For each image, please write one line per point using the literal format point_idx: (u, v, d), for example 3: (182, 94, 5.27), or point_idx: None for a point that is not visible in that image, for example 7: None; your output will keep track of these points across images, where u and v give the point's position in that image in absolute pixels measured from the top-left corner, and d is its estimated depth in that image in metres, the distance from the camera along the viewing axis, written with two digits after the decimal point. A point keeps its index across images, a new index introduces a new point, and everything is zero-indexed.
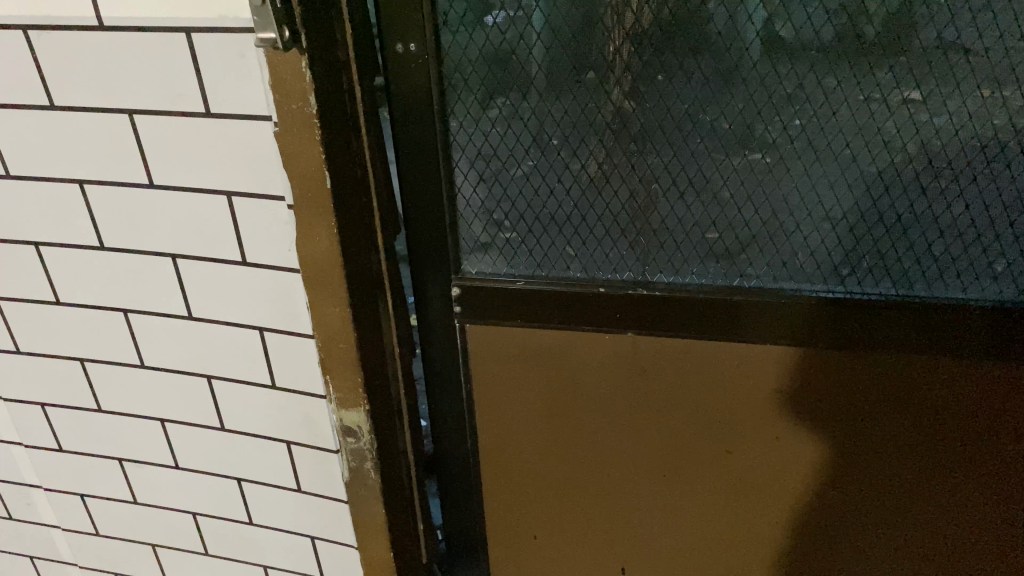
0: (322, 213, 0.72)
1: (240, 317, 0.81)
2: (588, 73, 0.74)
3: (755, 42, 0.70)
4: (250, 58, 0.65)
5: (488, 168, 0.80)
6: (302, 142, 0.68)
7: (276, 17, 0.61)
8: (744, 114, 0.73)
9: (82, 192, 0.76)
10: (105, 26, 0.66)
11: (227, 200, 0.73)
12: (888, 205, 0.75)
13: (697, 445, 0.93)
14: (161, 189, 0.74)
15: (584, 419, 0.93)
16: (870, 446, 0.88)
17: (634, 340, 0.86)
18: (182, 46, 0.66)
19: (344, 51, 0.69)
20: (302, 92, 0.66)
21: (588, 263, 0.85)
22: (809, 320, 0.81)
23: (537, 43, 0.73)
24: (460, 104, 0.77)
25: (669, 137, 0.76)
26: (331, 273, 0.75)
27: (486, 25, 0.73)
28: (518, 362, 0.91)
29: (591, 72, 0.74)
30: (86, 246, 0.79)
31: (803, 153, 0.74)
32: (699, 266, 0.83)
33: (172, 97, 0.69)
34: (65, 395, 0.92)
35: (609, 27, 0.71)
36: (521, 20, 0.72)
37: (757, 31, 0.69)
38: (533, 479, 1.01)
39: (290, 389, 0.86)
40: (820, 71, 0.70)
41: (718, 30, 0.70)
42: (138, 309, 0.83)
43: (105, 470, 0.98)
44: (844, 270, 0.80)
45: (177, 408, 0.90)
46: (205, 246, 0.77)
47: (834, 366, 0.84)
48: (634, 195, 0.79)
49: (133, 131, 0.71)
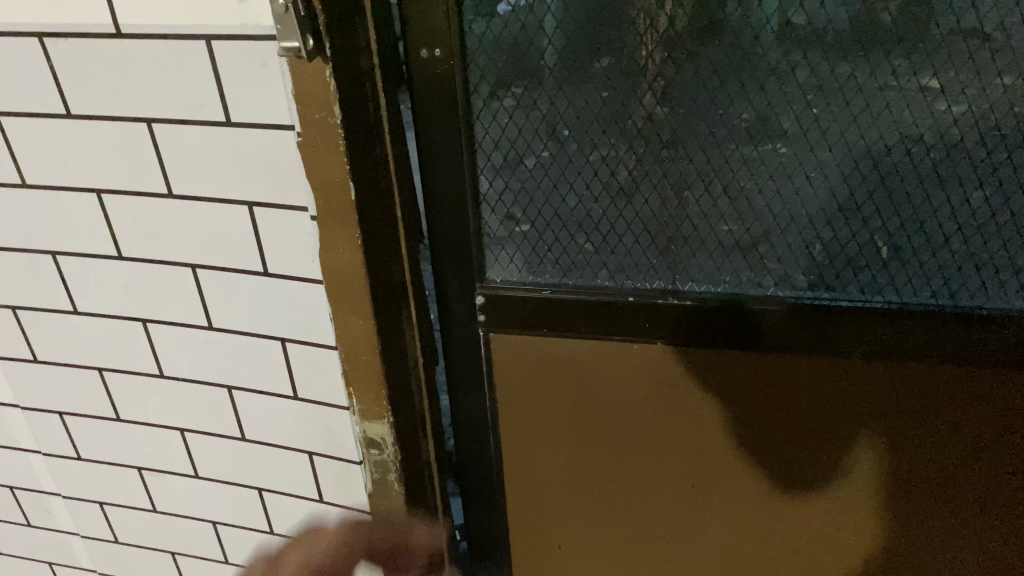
0: (344, 224, 0.70)
1: (262, 327, 0.79)
2: (607, 63, 0.71)
3: (777, 38, 0.67)
4: (272, 66, 0.63)
5: (515, 176, 0.78)
6: (324, 151, 0.66)
7: (299, 24, 0.59)
8: (781, 121, 0.72)
9: (100, 202, 0.74)
10: (123, 34, 0.65)
11: (248, 211, 0.72)
12: (929, 213, 0.74)
13: (728, 454, 0.91)
14: (181, 200, 0.73)
15: (610, 429, 0.91)
16: (903, 455, 0.86)
17: (663, 350, 0.84)
18: (202, 54, 0.64)
19: (368, 59, 0.65)
20: (324, 102, 0.64)
21: (616, 271, 0.82)
22: (846, 329, 0.78)
23: (555, 43, 0.70)
24: (485, 109, 0.75)
25: (702, 144, 0.74)
26: (354, 283, 0.73)
27: (497, 14, 0.70)
28: (541, 373, 0.89)
29: (609, 60, 0.71)
30: (105, 256, 0.78)
31: (841, 159, 0.73)
32: (732, 274, 0.80)
33: (192, 105, 0.67)
34: (83, 405, 0.91)
35: (641, 30, 0.69)
36: (534, 16, 0.69)
37: (772, 21, 0.67)
38: (556, 489, 0.99)
39: (314, 399, 0.84)
40: (861, 76, 0.68)
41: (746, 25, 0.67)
42: (158, 319, 0.81)
43: (124, 478, 0.97)
44: (883, 279, 0.77)
45: (197, 418, 0.89)
46: (226, 256, 0.75)
47: (870, 375, 0.81)
48: (665, 202, 0.78)
49: (151, 140, 0.70)
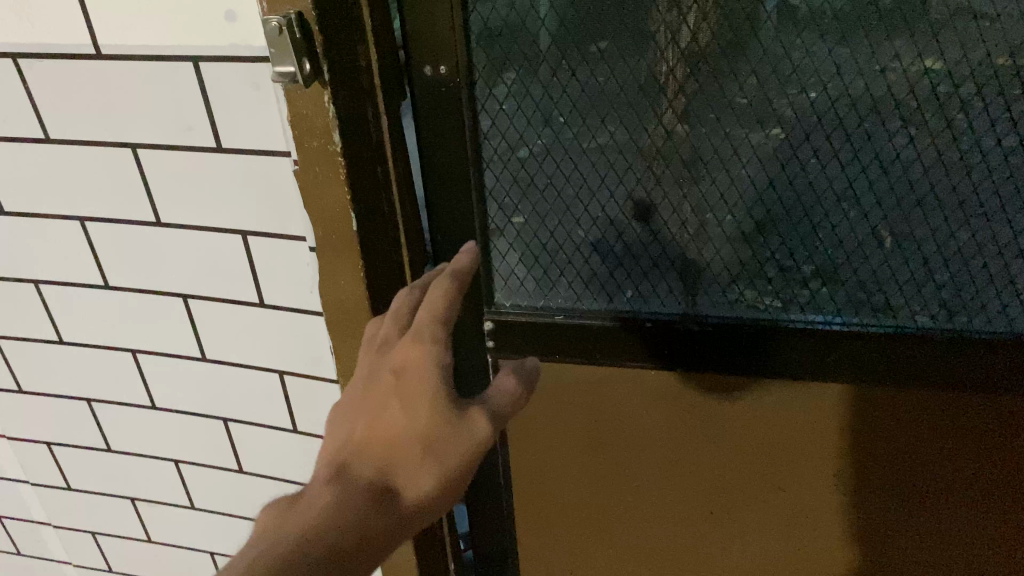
0: (347, 256, 0.65)
1: (259, 359, 0.75)
2: (607, 47, 0.65)
3: (806, 43, 0.63)
4: (266, 88, 0.59)
5: (526, 197, 0.74)
6: (324, 180, 0.61)
7: (294, 47, 0.54)
8: (811, 140, 0.68)
9: (83, 229, 0.70)
10: (102, 55, 0.60)
11: (242, 240, 0.67)
12: (966, 235, 0.70)
13: (748, 479, 0.88)
14: (170, 228, 0.68)
15: (623, 450, 0.89)
16: (931, 484, 0.82)
17: (681, 377, 0.80)
18: (189, 76, 0.59)
19: (368, 78, 0.61)
20: (324, 128, 0.59)
21: (633, 295, 0.78)
22: (876, 356, 0.74)
23: (569, 53, 0.66)
24: (494, 126, 0.70)
25: (726, 163, 0.71)
26: (358, 316, 0.69)
27: None
28: (553, 398, 0.86)
29: (609, 43, 0.65)
30: (90, 285, 0.73)
31: (874, 180, 0.70)
32: (755, 300, 0.76)
33: (180, 130, 0.62)
34: (71, 436, 0.87)
35: (662, 45, 0.64)
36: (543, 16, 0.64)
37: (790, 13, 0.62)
38: (568, 512, 0.97)
39: (315, 432, 0.80)
40: (898, 91, 0.64)
41: (773, 29, 0.63)
42: (149, 350, 0.77)
43: (116, 508, 0.93)
44: (917, 304, 0.73)
45: (192, 449, 0.85)
46: (219, 286, 0.71)
47: (896, 404, 0.78)
48: (685, 224, 0.75)
49: (137, 166, 0.65)
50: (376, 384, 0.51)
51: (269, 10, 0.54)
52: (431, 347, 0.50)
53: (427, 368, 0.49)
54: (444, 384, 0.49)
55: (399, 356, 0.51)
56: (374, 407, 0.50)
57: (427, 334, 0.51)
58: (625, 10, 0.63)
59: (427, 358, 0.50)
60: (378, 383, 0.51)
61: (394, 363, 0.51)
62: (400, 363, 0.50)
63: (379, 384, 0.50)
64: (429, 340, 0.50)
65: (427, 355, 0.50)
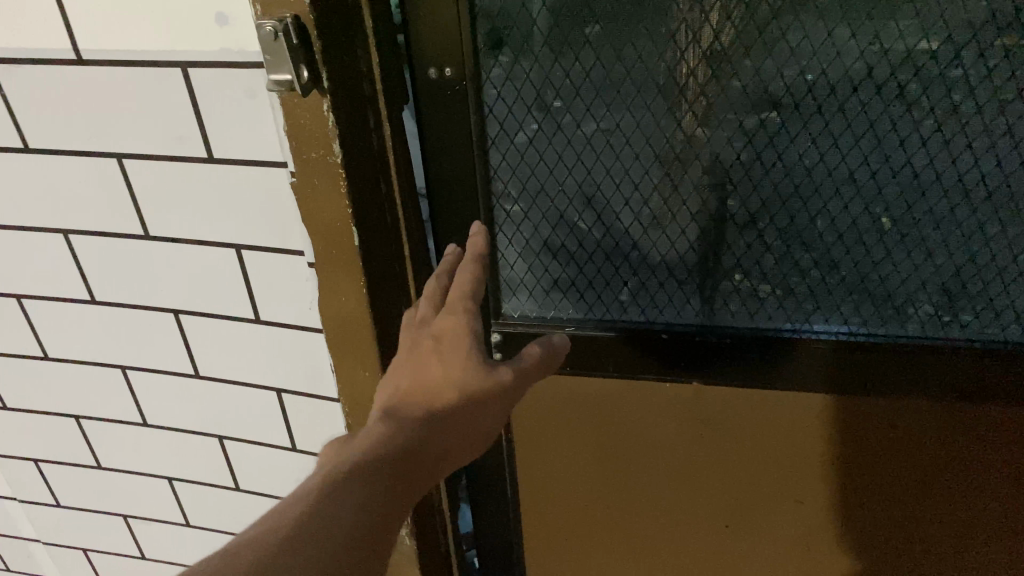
0: (348, 272, 0.61)
1: (255, 376, 0.71)
2: (595, 31, 0.61)
3: (835, 42, 0.59)
4: (260, 96, 0.55)
5: (535, 205, 0.71)
6: (324, 194, 0.57)
7: (290, 51, 0.50)
8: (839, 146, 0.64)
9: (67, 243, 0.66)
10: (83, 61, 0.55)
11: (236, 254, 0.63)
12: (1003, 245, 0.65)
13: (765, 493, 0.85)
14: (159, 242, 0.64)
15: (632, 454, 0.86)
16: (952, 498, 0.80)
17: (698, 389, 0.78)
18: (178, 82, 0.55)
19: (371, 85, 0.58)
20: (323, 139, 0.55)
21: (648, 306, 0.76)
22: (903, 368, 0.72)
23: (583, 52, 0.62)
24: (502, 134, 0.67)
25: (748, 169, 0.66)
26: (359, 334, 0.65)
27: None
28: (565, 410, 0.83)
29: (598, 27, 0.61)
30: (76, 300, 0.69)
31: (906, 187, 0.65)
32: (779, 312, 0.73)
33: (169, 139, 0.58)
34: (59, 453, 0.83)
35: (682, 44, 0.60)
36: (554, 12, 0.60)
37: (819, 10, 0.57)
38: (578, 524, 0.94)
39: (315, 449, 0.77)
40: (933, 94, 0.60)
41: (801, 25, 0.58)
42: (139, 366, 0.73)
43: (108, 526, 0.90)
44: (946, 316, 0.70)
45: (186, 467, 0.81)
46: (213, 301, 0.67)
47: (918, 416, 0.75)
48: (703, 233, 0.70)
49: (123, 176, 0.61)
50: (415, 349, 0.51)
51: (262, 14, 0.50)
52: (464, 310, 0.51)
53: (460, 331, 0.50)
54: (477, 343, 0.50)
55: (435, 322, 0.52)
56: (416, 368, 0.50)
57: (459, 300, 0.52)
58: (640, 6, 0.59)
59: (461, 320, 0.51)
60: (416, 349, 0.52)
61: (431, 330, 0.52)
62: (436, 328, 0.51)
63: (417, 347, 0.52)
64: (461, 306, 0.52)
65: (462, 324, 0.50)
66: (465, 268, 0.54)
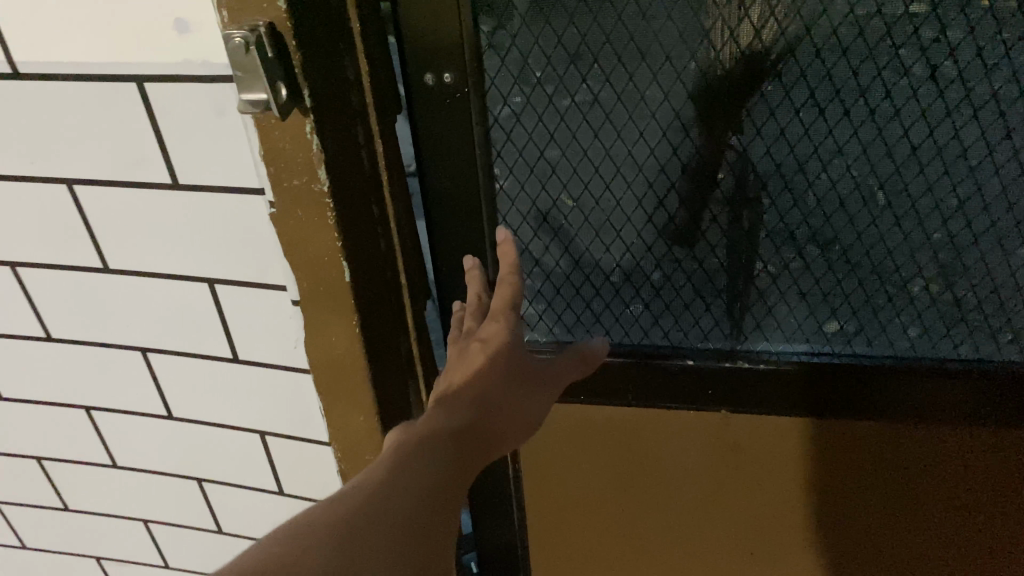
0: (338, 311, 0.54)
1: (236, 416, 0.64)
2: (613, 20, 0.55)
3: (890, 40, 0.53)
4: (232, 114, 0.47)
5: (550, 226, 0.66)
6: (308, 226, 0.50)
7: (263, 67, 0.42)
8: (893, 155, 0.59)
9: (15, 277, 0.57)
10: (20, 74, 0.47)
11: (210, 289, 0.55)
12: None
13: (793, 523, 0.80)
14: (120, 276, 0.56)
15: (657, 461, 0.79)
16: (995, 526, 0.75)
17: (724, 417, 0.74)
18: (132, 99, 0.47)
19: (360, 97, 0.50)
20: (306, 165, 0.47)
21: (670, 329, 0.71)
22: (952, 394, 0.67)
23: (605, 50, 0.56)
24: (510, 144, 0.61)
25: (789, 182, 0.61)
26: (352, 378, 0.57)
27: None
28: (579, 439, 0.79)
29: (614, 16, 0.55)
30: (29, 338, 0.61)
31: (966, 199, 0.59)
32: (816, 334, 0.69)
33: (125, 164, 0.50)
34: (20, 496, 0.75)
35: (716, 40, 0.55)
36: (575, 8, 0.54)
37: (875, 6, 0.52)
38: (590, 558, 0.89)
39: (305, 493, 0.70)
40: (1006, 96, 0.54)
41: (856, 22, 0.53)
42: (106, 407, 0.66)
43: (80, 567, 0.82)
44: (1003, 336, 0.65)
45: (163, 509, 0.74)
46: (185, 339, 0.59)
47: (962, 442, 0.70)
48: (735, 250, 0.65)
49: (73, 206, 0.53)
50: (461, 354, 0.53)
51: (230, 22, 0.42)
52: (507, 315, 0.55)
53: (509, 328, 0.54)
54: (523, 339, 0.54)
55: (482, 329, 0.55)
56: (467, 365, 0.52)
57: (501, 307, 0.55)
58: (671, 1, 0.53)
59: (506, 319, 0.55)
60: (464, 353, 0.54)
61: (476, 337, 0.55)
62: (482, 333, 0.54)
63: (465, 351, 0.54)
64: (502, 314, 0.55)
65: (509, 321, 0.54)
66: (501, 288, 0.56)
